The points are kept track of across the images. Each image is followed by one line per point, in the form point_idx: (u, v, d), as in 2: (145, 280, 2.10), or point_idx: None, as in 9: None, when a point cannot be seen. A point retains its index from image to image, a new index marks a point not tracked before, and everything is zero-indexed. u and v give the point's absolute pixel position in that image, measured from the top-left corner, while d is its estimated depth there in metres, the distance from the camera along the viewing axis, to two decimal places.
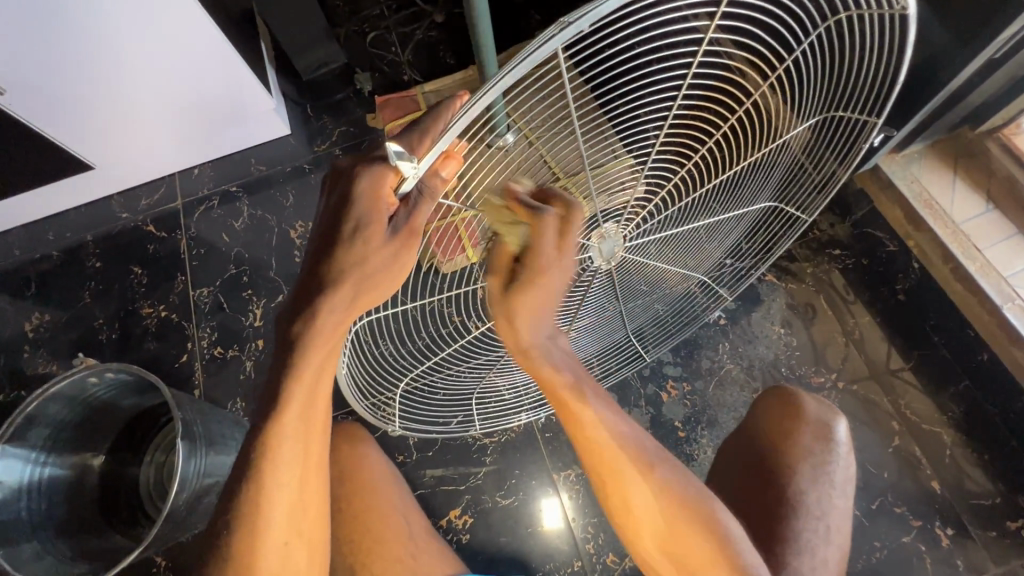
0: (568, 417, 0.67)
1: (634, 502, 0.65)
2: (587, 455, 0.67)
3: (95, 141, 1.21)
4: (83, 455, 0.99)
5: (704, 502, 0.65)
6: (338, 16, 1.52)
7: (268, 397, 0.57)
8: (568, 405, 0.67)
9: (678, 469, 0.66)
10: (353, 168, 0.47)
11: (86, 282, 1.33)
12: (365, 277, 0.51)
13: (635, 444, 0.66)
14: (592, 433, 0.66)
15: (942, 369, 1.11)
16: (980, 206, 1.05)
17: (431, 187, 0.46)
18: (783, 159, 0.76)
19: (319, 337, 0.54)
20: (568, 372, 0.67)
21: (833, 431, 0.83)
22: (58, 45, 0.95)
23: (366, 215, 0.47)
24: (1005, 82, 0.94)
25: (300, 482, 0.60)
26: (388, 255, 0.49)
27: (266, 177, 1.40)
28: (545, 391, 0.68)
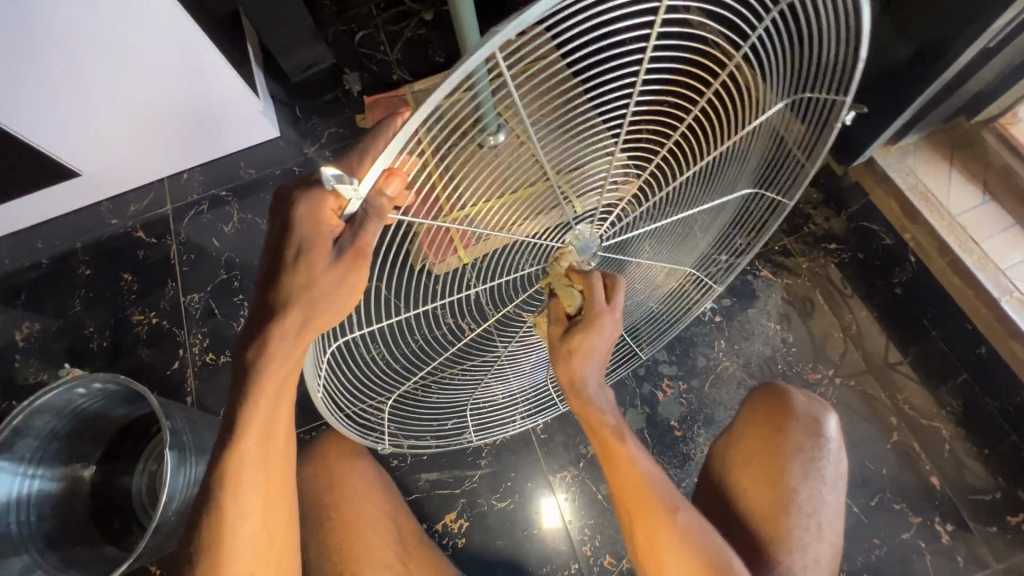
0: (608, 455, 0.74)
1: (652, 539, 0.70)
2: (620, 492, 0.73)
3: (80, 148, 1.20)
4: (72, 466, 0.98)
5: (723, 555, 0.68)
6: (326, 15, 1.50)
7: (225, 428, 0.57)
8: (609, 446, 0.73)
9: (702, 524, 0.70)
10: (293, 195, 0.47)
11: (76, 289, 1.32)
12: (314, 301, 0.50)
13: (664, 491, 0.71)
14: (629, 472, 0.72)
15: (941, 362, 1.10)
16: (976, 197, 1.04)
17: (378, 206, 0.44)
18: (756, 144, 0.74)
19: (276, 359, 0.53)
20: (614, 418, 0.74)
21: (822, 426, 0.82)
22: (37, 55, 0.94)
23: (310, 239, 0.47)
24: (1001, 73, 0.93)
25: (264, 512, 0.59)
26: (336, 277, 0.48)
27: (255, 181, 1.39)
28: (592, 431, 0.75)
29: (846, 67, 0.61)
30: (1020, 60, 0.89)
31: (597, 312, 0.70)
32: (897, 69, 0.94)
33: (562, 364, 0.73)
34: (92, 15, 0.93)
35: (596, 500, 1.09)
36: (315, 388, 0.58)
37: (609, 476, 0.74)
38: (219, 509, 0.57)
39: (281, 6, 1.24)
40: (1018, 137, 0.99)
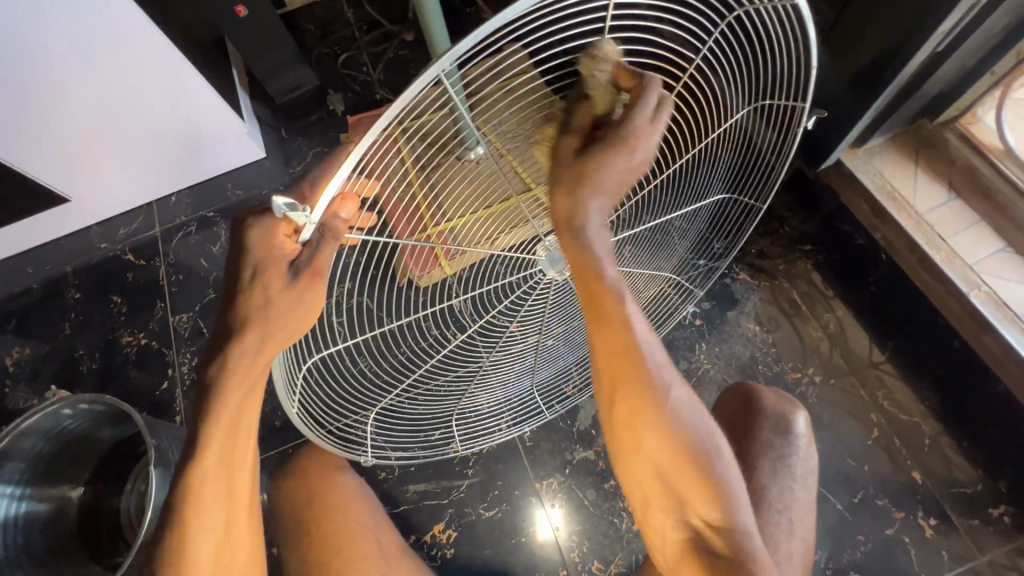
0: (593, 309, 0.60)
1: (635, 416, 0.59)
2: (606, 357, 0.60)
3: (69, 173, 1.22)
4: (60, 488, 0.99)
5: (715, 449, 0.60)
6: (310, 39, 1.54)
7: (188, 440, 0.57)
8: (595, 295, 0.59)
9: (695, 407, 0.61)
10: (247, 220, 0.49)
11: (66, 313, 1.34)
12: (266, 323, 0.51)
13: (658, 365, 0.60)
14: (619, 336, 0.59)
15: (918, 358, 1.12)
16: (942, 195, 1.06)
17: (333, 228, 0.48)
18: (724, 152, 0.75)
19: (236, 375, 0.54)
20: (613, 270, 0.59)
21: (791, 423, 0.83)
22: (26, 84, 0.97)
23: (264, 261, 0.49)
24: (957, 75, 0.96)
25: (228, 520, 0.60)
26: (291, 297, 0.50)
27: (242, 201, 1.41)
28: (581, 278, 0.60)
29: (799, 70, 0.62)
30: (974, 62, 0.92)
31: (635, 141, 0.52)
32: (857, 75, 0.98)
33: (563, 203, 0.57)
34: (78, 44, 0.96)
35: (583, 506, 1.10)
36: (289, 405, 0.60)
37: (595, 334, 0.61)
38: (180, 528, 0.57)
39: (265, 32, 1.28)
40: (979, 136, 1.02)
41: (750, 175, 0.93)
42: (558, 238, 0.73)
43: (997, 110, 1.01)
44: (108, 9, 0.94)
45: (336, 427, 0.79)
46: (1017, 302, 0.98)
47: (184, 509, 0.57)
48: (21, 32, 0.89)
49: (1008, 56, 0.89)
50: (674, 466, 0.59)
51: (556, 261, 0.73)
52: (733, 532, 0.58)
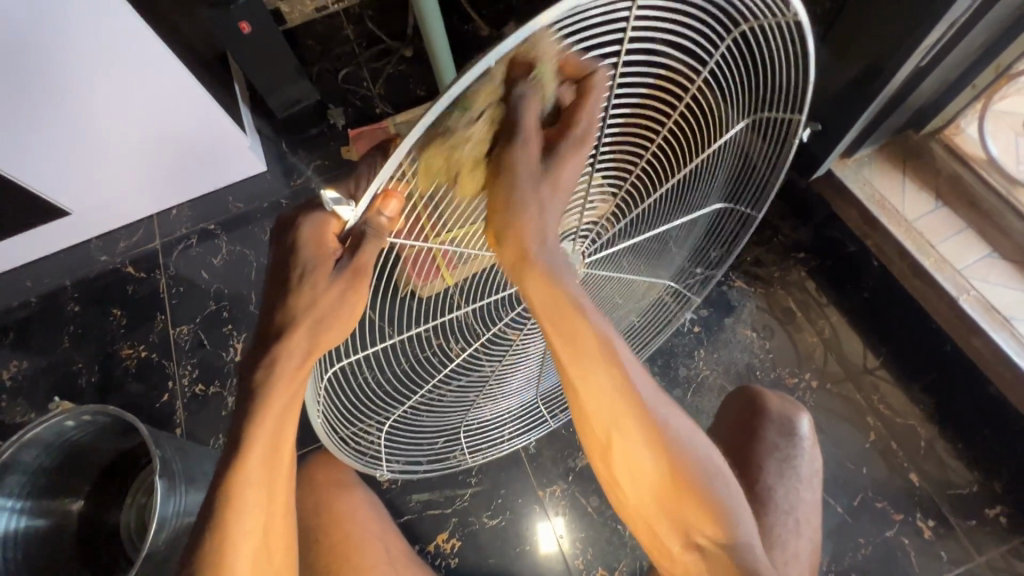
0: (570, 349, 0.59)
1: (630, 452, 0.61)
2: (589, 402, 0.60)
3: (70, 185, 1.23)
4: (59, 502, 0.98)
5: (714, 467, 0.63)
6: (310, 55, 1.57)
7: (231, 443, 0.58)
8: (574, 333, 0.59)
9: (688, 428, 0.64)
10: (296, 218, 0.50)
11: (65, 326, 1.34)
12: (317, 322, 0.53)
13: (648, 398, 0.61)
14: (605, 378, 0.59)
15: (912, 362, 1.14)
16: (929, 203, 1.09)
17: (376, 226, 0.47)
18: (724, 161, 0.77)
19: (284, 377, 0.55)
20: (587, 314, 0.59)
21: (795, 425, 0.84)
22: (33, 96, 0.99)
23: (313, 261, 0.50)
24: (940, 88, 1.00)
25: (265, 526, 0.61)
26: (337, 294, 0.52)
27: (243, 214, 1.42)
28: (558, 321, 0.59)
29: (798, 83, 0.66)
30: (956, 75, 0.97)
31: (588, 140, 0.53)
32: (845, 88, 1.01)
33: (527, 219, 0.54)
34: (87, 57, 0.98)
35: (586, 513, 1.10)
36: (314, 412, 0.60)
37: (578, 380, 0.60)
38: (218, 531, 0.58)
39: (267, 47, 1.31)
40: (964, 147, 1.06)
41: (749, 191, 0.95)
42: (572, 243, 0.73)
43: (979, 122, 1.06)
44: (119, 23, 0.96)
45: (347, 434, 0.77)
46: (1006, 306, 1.01)
47: (221, 510, 0.58)
48: (29, 45, 0.91)
49: (988, 70, 0.93)
50: (674, 495, 0.62)
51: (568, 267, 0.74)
52: (732, 545, 0.62)
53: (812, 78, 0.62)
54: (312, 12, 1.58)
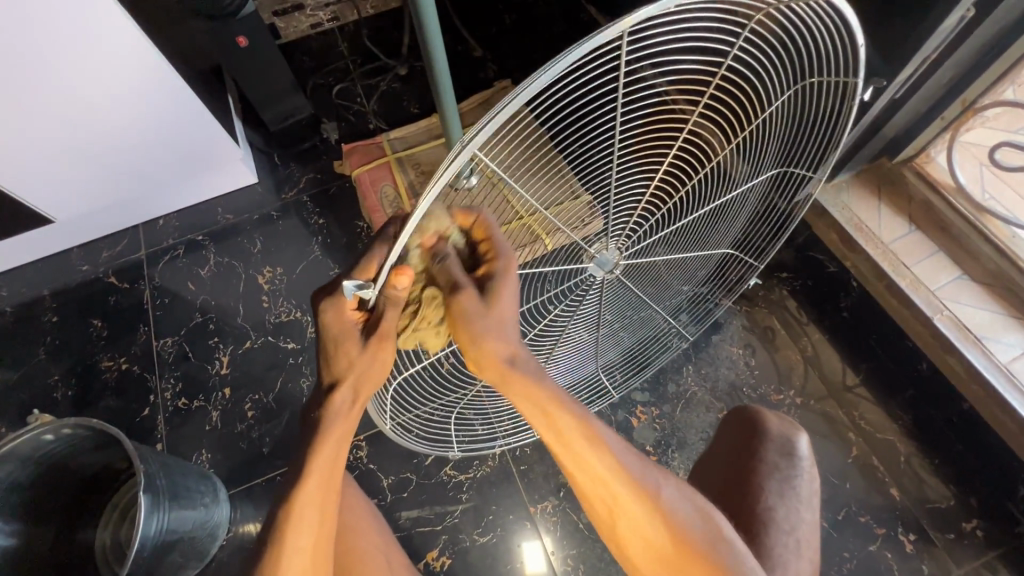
0: (557, 440, 0.61)
1: (634, 530, 0.62)
2: (582, 478, 0.62)
3: (55, 193, 1.21)
4: (31, 520, 0.94)
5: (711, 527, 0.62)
6: (305, 71, 1.58)
7: (292, 471, 0.62)
8: (554, 423, 0.60)
9: (683, 490, 0.63)
10: (322, 298, 0.58)
11: (42, 337, 1.29)
12: (358, 375, 0.59)
13: (648, 477, 0.61)
14: (593, 456, 0.60)
15: (889, 378, 1.19)
16: (904, 227, 1.14)
17: (392, 297, 0.53)
18: (773, 143, 0.73)
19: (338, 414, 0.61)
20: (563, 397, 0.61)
21: (794, 445, 0.86)
22: (7, 99, 0.97)
23: (340, 334, 0.57)
24: (913, 118, 1.06)
25: (314, 550, 0.63)
26: (368, 358, 0.57)
27: (233, 225, 1.41)
28: (537, 407, 0.61)
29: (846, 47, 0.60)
30: (927, 107, 1.02)
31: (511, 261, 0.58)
32: None
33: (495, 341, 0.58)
34: (69, 60, 0.96)
35: (578, 529, 1.10)
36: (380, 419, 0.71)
37: (567, 459, 0.62)
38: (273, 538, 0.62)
39: (262, 60, 1.31)
40: (934, 174, 1.12)
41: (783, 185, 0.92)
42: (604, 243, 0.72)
43: (947, 151, 1.11)
44: (119, 34, 0.97)
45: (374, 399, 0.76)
46: (975, 325, 1.05)
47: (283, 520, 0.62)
48: (10, 48, 0.90)
49: (955, 104, 0.99)
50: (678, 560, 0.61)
51: (604, 264, 0.73)
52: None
53: (860, 42, 0.57)
54: (308, 28, 1.61)
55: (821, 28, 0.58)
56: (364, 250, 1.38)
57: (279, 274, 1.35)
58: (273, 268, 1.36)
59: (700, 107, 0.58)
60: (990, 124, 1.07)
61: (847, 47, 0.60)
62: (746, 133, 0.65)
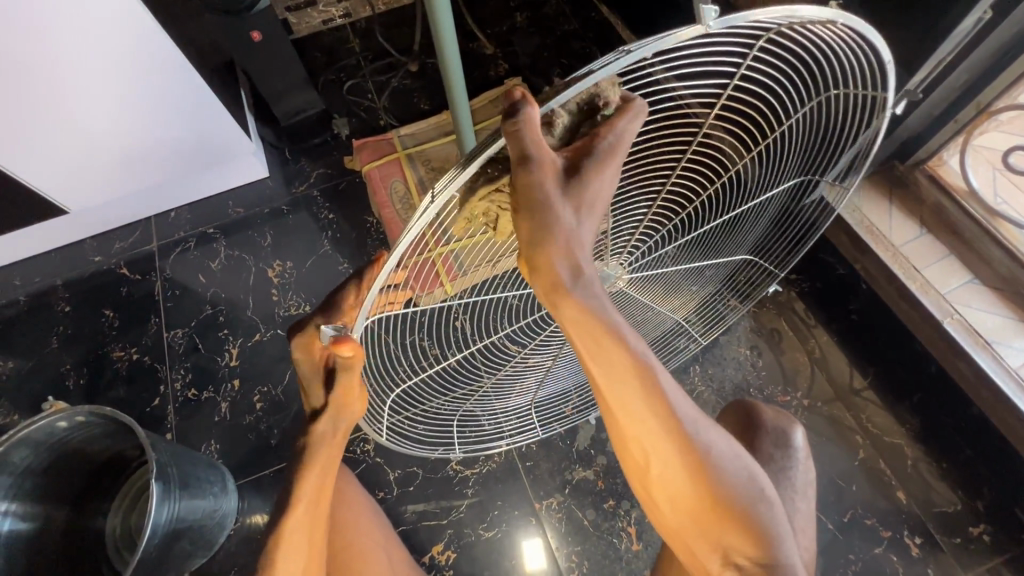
0: (607, 368, 0.57)
1: (667, 471, 0.61)
2: (626, 419, 0.59)
3: (71, 184, 1.22)
4: (44, 507, 0.95)
5: (750, 494, 0.62)
6: (317, 66, 1.59)
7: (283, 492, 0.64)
8: (610, 359, 0.56)
9: (729, 447, 0.63)
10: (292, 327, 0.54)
11: (54, 326, 1.31)
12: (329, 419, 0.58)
13: (691, 422, 0.60)
14: (645, 398, 0.57)
15: (897, 382, 1.18)
16: (915, 230, 1.14)
17: (346, 362, 0.50)
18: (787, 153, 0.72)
19: (322, 445, 0.61)
20: (619, 329, 0.56)
21: (790, 437, 0.86)
22: (24, 92, 0.98)
23: (307, 377, 0.55)
24: (927, 120, 1.05)
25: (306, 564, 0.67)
26: (333, 415, 0.58)
27: (244, 219, 1.42)
28: (590, 338, 0.56)
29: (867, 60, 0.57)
30: (940, 109, 1.02)
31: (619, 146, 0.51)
32: None
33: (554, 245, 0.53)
34: (85, 54, 0.98)
35: (582, 526, 1.10)
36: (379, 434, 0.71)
37: (614, 399, 0.58)
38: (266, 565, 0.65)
39: (275, 55, 1.32)
40: (946, 177, 1.12)
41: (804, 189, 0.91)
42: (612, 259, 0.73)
43: (959, 155, 1.10)
44: (136, 26, 0.98)
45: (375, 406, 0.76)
46: (987, 330, 1.05)
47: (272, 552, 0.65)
48: (29, 39, 0.91)
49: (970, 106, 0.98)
50: (712, 517, 0.62)
51: (606, 278, 0.74)
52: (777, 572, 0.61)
53: (883, 59, 0.55)
54: (320, 24, 1.62)
55: (840, 47, 0.57)
56: (374, 245, 1.39)
57: (289, 268, 1.36)
58: (283, 262, 1.37)
59: (703, 127, 0.56)
60: (1003, 128, 1.08)
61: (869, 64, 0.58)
62: (759, 147, 0.64)
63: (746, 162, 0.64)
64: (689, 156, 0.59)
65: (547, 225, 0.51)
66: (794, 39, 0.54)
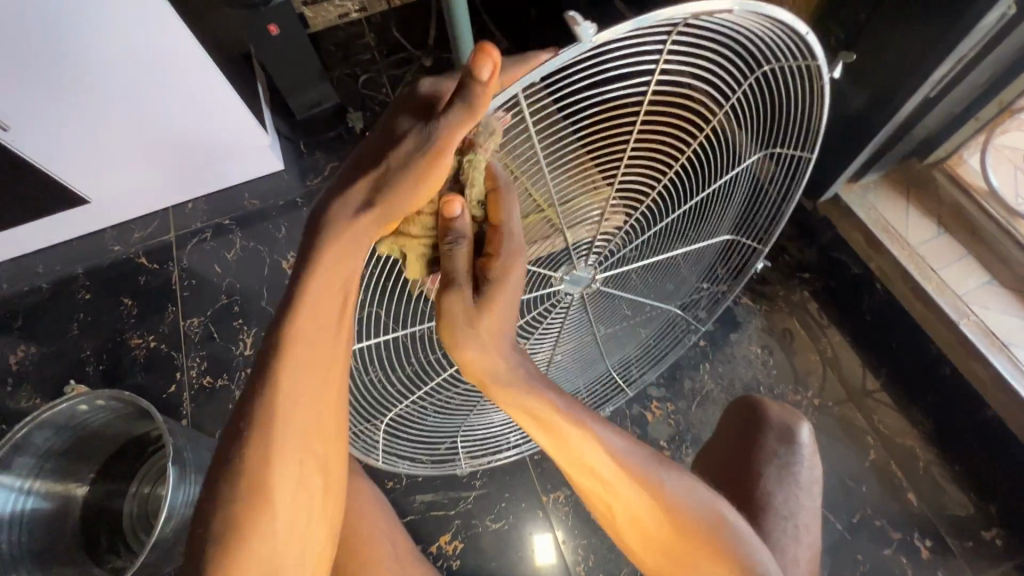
0: (547, 435, 0.65)
1: (630, 513, 0.66)
2: (578, 474, 0.66)
3: (90, 175, 1.25)
4: (66, 485, 1.01)
5: (717, 523, 0.65)
6: (332, 60, 1.61)
7: (280, 311, 0.53)
8: (548, 426, 0.64)
9: (687, 481, 0.66)
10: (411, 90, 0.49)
11: (75, 313, 1.34)
12: (385, 182, 0.48)
13: (639, 467, 0.64)
14: (587, 454, 0.64)
15: (911, 384, 1.17)
16: (932, 230, 1.12)
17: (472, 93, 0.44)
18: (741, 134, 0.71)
19: (305, 366, 0.53)
20: (545, 396, 0.63)
21: (795, 433, 0.86)
22: (41, 82, 1.00)
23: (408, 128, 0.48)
24: (946, 118, 1.03)
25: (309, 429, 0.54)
26: (411, 171, 0.47)
27: (260, 210, 1.44)
28: (525, 413, 0.64)
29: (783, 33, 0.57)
30: (961, 107, 1.00)
31: (515, 263, 0.59)
32: (852, 116, 1.05)
33: (470, 353, 0.61)
34: (103, 44, 0.99)
35: (589, 520, 1.11)
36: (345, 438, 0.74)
37: (563, 458, 0.66)
38: (238, 524, 0.51)
39: (290, 48, 1.34)
40: (965, 176, 1.09)
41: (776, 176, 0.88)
42: (582, 261, 0.74)
43: (981, 154, 1.08)
44: (153, 23, 1.00)
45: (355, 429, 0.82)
46: (1004, 332, 1.03)
47: (246, 508, 0.52)
48: (49, 35, 0.94)
49: (992, 104, 0.96)
50: (681, 552, 0.65)
51: (578, 281, 0.75)
52: None
53: (798, 29, 0.55)
54: (336, 18, 1.63)
55: (761, 33, 0.58)
56: None
57: None
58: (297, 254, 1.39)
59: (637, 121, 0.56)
60: None
61: (790, 37, 0.58)
62: (700, 136, 0.64)
63: (689, 151, 0.65)
64: (629, 152, 0.59)
65: (452, 329, 0.59)
66: (709, 29, 0.54)
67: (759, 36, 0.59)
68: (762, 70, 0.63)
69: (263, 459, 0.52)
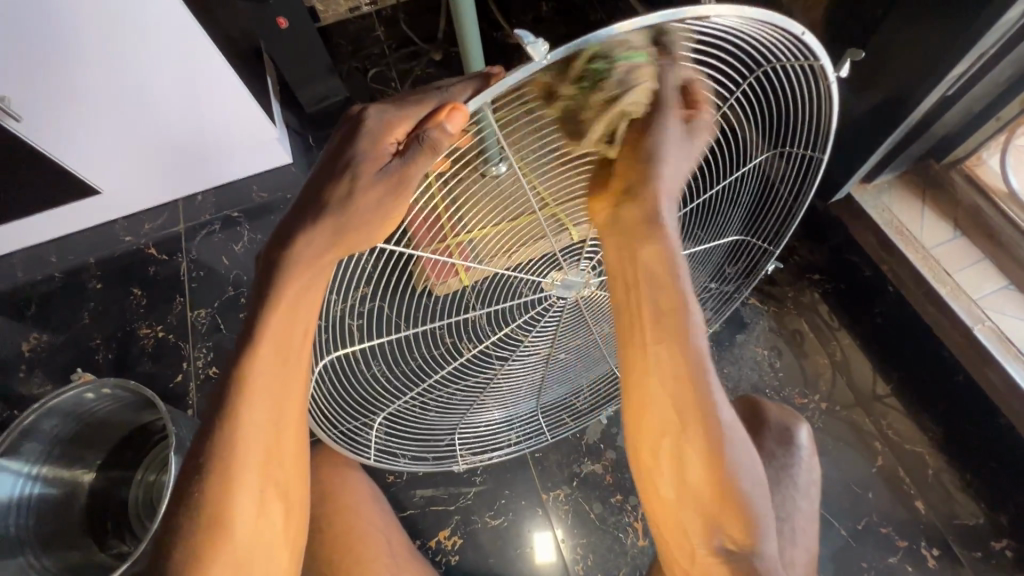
0: (652, 308, 0.62)
1: (680, 430, 0.61)
2: (656, 369, 0.62)
3: (102, 167, 1.27)
4: (73, 472, 1.03)
5: (758, 483, 0.62)
6: (341, 54, 1.61)
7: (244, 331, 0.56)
8: (659, 302, 0.62)
9: (741, 437, 0.63)
10: (358, 116, 0.51)
11: (85, 302, 1.36)
12: (343, 221, 0.53)
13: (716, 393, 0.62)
14: (678, 350, 0.60)
15: (922, 389, 1.14)
16: (947, 232, 1.09)
17: (437, 139, 0.48)
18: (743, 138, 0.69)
19: (269, 390, 0.57)
20: (675, 276, 0.62)
21: (794, 435, 0.85)
22: (50, 76, 1.01)
23: (365, 160, 0.51)
24: (965, 117, 1.00)
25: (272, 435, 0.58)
26: (372, 206, 0.52)
27: (267, 204, 1.45)
28: (646, 285, 0.62)
29: (779, 35, 0.55)
30: (980, 106, 0.97)
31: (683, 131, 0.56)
32: (866, 114, 1.02)
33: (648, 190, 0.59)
34: (105, 35, 0.99)
35: (589, 520, 1.10)
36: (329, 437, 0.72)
37: (649, 345, 0.62)
38: (200, 544, 0.56)
39: (297, 41, 1.33)
40: (984, 178, 1.06)
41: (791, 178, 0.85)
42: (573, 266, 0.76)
43: (1000, 155, 1.05)
44: (161, 18, 1.00)
45: (347, 428, 0.79)
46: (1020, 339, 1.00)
47: (205, 536, 0.56)
48: (59, 31, 0.95)
49: (1013, 103, 0.93)
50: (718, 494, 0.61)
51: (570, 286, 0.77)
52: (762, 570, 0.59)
53: (794, 33, 0.53)
54: (345, 12, 1.63)
55: (760, 35, 0.56)
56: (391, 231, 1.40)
57: None
58: None
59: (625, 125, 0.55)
60: None
61: (789, 38, 0.56)
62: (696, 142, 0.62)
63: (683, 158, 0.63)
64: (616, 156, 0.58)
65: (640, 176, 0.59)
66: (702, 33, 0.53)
67: (762, 36, 0.57)
68: (762, 73, 0.61)
69: (229, 465, 0.56)
